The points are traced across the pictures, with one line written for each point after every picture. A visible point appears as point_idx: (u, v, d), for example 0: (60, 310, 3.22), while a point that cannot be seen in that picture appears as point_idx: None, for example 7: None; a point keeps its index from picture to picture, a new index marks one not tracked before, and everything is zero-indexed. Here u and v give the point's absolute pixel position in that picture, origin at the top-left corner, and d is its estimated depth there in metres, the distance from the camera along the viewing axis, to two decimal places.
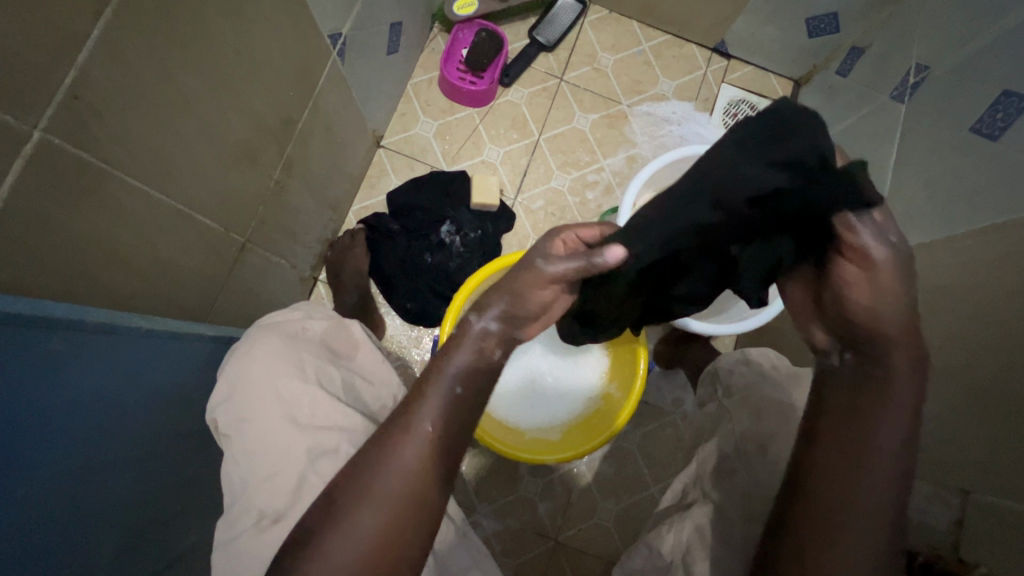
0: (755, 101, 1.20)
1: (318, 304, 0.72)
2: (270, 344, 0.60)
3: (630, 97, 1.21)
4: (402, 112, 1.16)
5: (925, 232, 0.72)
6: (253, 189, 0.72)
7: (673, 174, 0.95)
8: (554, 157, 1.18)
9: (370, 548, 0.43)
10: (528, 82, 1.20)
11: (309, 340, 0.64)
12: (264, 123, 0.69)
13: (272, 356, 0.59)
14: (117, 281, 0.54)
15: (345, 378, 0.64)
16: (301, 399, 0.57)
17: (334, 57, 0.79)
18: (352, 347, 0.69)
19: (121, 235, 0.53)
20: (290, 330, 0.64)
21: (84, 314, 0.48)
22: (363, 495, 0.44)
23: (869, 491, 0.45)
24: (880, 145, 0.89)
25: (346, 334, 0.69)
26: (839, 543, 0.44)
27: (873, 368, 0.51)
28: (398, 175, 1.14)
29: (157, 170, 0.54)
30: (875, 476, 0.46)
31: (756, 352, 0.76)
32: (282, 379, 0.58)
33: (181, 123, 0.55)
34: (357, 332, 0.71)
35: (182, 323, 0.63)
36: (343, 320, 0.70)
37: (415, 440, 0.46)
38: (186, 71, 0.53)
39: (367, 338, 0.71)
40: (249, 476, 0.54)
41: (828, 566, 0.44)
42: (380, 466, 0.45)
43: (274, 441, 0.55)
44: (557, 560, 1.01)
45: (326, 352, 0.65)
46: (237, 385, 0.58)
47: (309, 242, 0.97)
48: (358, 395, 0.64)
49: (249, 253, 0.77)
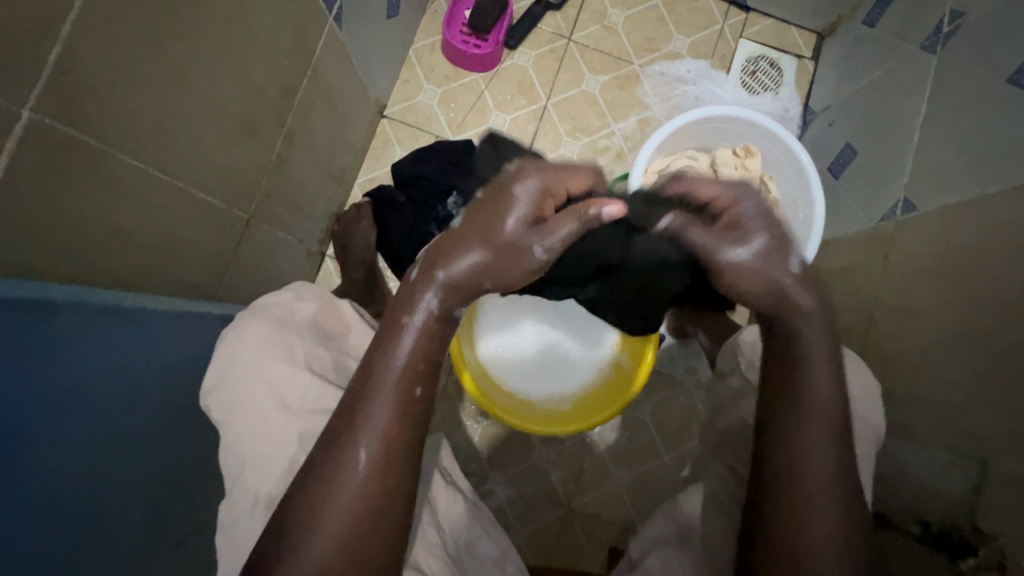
0: (774, 57, 1.15)
1: (309, 282, 0.69)
2: (258, 329, 0.59)
3: (643, 57, 1.16)
4: (404, 79, 1.12)
5: (956, 191, 0.68)
6: (254, 164, 0.70)
7: (686, 138, 0.91)
8: (562, 122, 1.14)
9: (345, 530, 0.45)
10: (535, 44, 1.15)
11: (299, 325, 0.63)
12: (260, 93, 0.66)
13: (260, 342, 0.58)
14: (120, 259, 0.54)
15: (336, 360, 0.63)
16: (291, 385, 0.58)
17: (330, 23, 0.76)
18: (343, 328, 0.67)
19: (124, 214, 0.52)
20: (279, 314, 0.62)
21: (88, 296, 0.48)
22: (333, 482, 0.46)
23: (819, 435, 0.51)
24: (907, 99, 0.84)
25: (336, 315, 0.67)
26: (809, 494, 0.49)
27: (789, 321, 0.56)
28: (403, 146, 1.11)
29: (153, 142, 0.53)
30: (819, 423, 0.51)
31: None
32: (270, 363, 0.58)
33: (178, 98, 0.54)
34: (348, 311, 0.69)
35: (188, 304, 0.64)
36: (331, 300, 0.68)
37: (367, 439, 0.47)
38: (179, 44, 0.51)
39: (358, 317, 0.69)
40: (244, 457, 0.55)
41: (811, 515, 0.48)
42: (342, 463, 0.47)
43: (265, 425, 0.56)
44: (569, 525, 1.03)
45: (315, 333, 0.63)
46: (227, 369, 0.58)
47: (314, 216, 0.96)
48: (352, 375, 0.64)
49: (253, 229, 0.76)
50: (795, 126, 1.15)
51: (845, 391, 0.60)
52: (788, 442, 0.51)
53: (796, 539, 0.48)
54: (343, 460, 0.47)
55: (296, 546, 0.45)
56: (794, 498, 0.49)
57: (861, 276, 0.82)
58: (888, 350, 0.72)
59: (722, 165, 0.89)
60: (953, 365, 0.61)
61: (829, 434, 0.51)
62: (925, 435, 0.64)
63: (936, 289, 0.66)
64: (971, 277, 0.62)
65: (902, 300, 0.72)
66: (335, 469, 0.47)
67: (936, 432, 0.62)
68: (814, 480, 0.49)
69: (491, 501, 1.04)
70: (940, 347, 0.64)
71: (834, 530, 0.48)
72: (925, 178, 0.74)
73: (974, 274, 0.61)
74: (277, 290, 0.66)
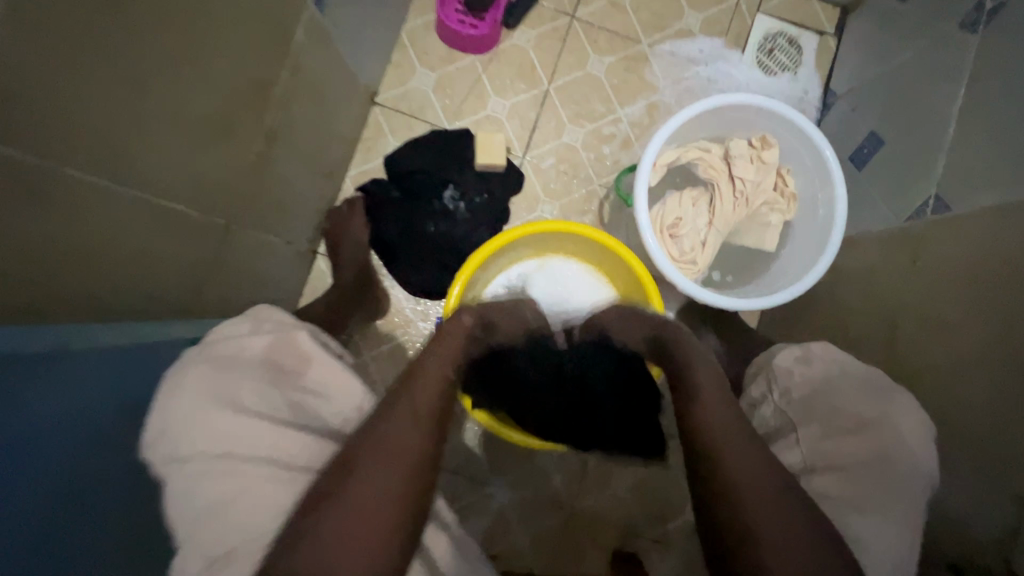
0: (793, 34, 1.08)
1: (270, 308, 0.62)
2: (196, 374, 0.51)
3: (652, 35, 1.08)
4: (397, 63, 1.05)
5: (999, 191, 0.62)
6: (230, 167, 0.65)
7: (698, 128, 0.84)
8: (566, 107, 1.07)
9: (384, 495, 0.48)
10: (536, 22, 1.08)
11: (249, 363, 0.55)
12: (233, 91, 0.60)
13: (201, 387, 0.50)
14: (73, 282, 0.49)
15: (292, 400, 0.55)
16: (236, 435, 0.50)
17: (310, 7, 0.69)
18: (303, 361, 0.59)
19: (77, 234, 0.48)
20: (224, 355, 0.54)
21: (24, 339, 0.45)
22: (378, 448, 0.51)
23: (715, 410, 0.59)
24: (941, 84, 0.76)
25: (293, 347, 0.58)
26: (723, 452, 0.55)
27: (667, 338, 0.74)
28: (396, 136, 1.04)
29: (109, 154, 0.48)
30: (711, 399, 0.61)
31: (820, 350, 0.66)
32: (212, 412, 0.50)
33: (135, 103, 0.48)
34: (307, 342, 0.59)
35: (144, 332, 0.60)
36: (286, 332, 0.59)
37: (407, 410, 0.55)
38: (131, 43, 0.45)
39: (318, 348, 0.60)
40: (196, 518, 0.47)
41: (729, 463, 0.54)
42: (387, 431, 0.52)
43: (214, 482, 0.47)
44: (572, 529, 1.01)
45: (266, 373, 0.55)
46: (162, 422, 0.49)
47: (302, 215, 0.90)
48: (312, 415, 0.56)
49: (234, 236, 0.71)
50: (814, 110, 1.08)
51: (894, 433, 0.55)
52: (689, 413, 0.61)
53: (735, 489, 0.52)
54: (387, 428, 0.52)
55: (322, 520, 0.46)
56: (713, 462, 0.55)
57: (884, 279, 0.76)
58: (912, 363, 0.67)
59: (736, 158, 0.83)
60: (987, 387, 0.57)
61: (722, 403, 0.60)
62: (953, 457, 0.59)
63: (970, 300, 0.61)
64: (1011, 288, 0.56)
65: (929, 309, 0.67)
66: (380, 436, 0.52)
67: (968, 457, 0.57)
68: (715, 432, 0.57)
69: (493, 506, 1.01)
70: (974, 366, 0.59)
71: (749, 463, 0.53)
72: (963, 175, 0.68)
73: (1014, 286, 0.56)
74: (227, 322, 0.58)
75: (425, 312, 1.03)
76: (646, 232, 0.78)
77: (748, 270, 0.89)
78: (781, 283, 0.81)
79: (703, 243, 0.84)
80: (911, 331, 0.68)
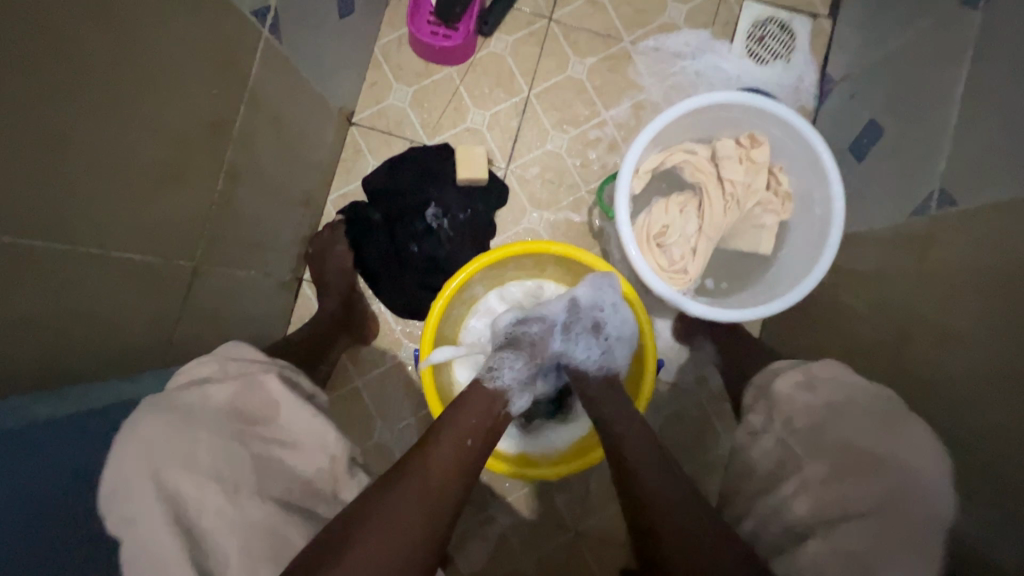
0: (783, 19, 1.03)
1: (241, 346, 0.62)
2: (153, 426, 0.48)
3: (634, 32, 1.04)
4: (372, 81, 1.03)
5: (1010, 184, 0.56)
6: (190, 209, 0.63)
7: (682, 130, 0.80)
8: (548, 114, 1.03)
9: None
10: (512, 28, 1.04)
11: (210, 410, 0.52)
12: (185, 134, 0.58)
13: (155, 441, 0.47)
14: (23, 350, 0.48)
15: (259, 455, 0.51)
16: (185, 490, 0.46)
17: (265, 37, 0.67)
18: (270, 406, 0.56)
19: (18, 303, 0.45)
20: (190, 400, 0.52)
21: None
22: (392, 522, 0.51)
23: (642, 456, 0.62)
24: (940, 68, 0.71)
25: (259, 395, 0.55)
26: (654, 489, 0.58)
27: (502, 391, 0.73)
28: (375, 156, 1.02)
29: (46, 219, 0.46)
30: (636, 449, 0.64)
31: (820, 370, 0.61)
32: (166, 466, 0.46)
33: (75, 162, 0.46)
34: (275, 388, 0.57)
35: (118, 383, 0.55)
36: (253, 376, 0.57)
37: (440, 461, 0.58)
38: (55, 98, 0.43)
39: (288, 394, 0.57)
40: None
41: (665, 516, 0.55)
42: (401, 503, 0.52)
43: (160, 555, 0.43)
44: (577, 551, 0.98)
45: (229, 420, 0.52)
46: (115, 479, 0.46)
47: (281, 245, 0.89)
48: (282, 469, 0.53)
49: (204, 275, 0.70)
50: (811, 99, 1.02)
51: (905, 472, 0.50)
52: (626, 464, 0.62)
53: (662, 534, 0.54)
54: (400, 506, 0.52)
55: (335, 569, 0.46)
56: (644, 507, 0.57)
57: (890, 280, 0.71)
58: (924, 377, 0.62)
59: (724, 159, 0.79)
60: (1000, 404, 0.52)
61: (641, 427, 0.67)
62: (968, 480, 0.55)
63: (983, 304, 0.56)
64: None
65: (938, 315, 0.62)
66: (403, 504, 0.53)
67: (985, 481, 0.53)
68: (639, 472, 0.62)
69: (493, 529, 0.99)
70: (989, 379, 0.54)
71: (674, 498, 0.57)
72: (971, 165, 0.62)
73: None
74: (192, 364, 0.57)
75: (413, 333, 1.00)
76: (630, 245, 0.73)
77: (747, 278, 0.84)
78: (778, 289, 0.77)
79: (693, 250, 0.80)
80: (923, 339, 0.63)
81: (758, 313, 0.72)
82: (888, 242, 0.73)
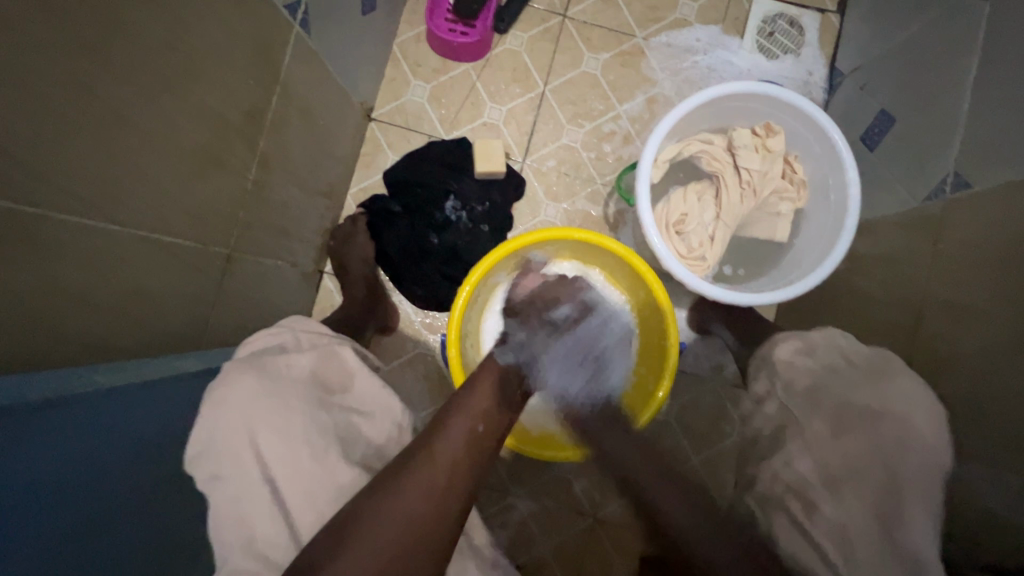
0: (793, 15, 1.05)
1: (304, 322, 0.72)
2: (245, 387, 0.57)
3: (646, 28, 1.06)
4: (390, 77, 1.05)
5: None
6: (226, 195, 0.65)
7: (699, 118, 0.82)
8: (563, 108, 1.06)
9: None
10: (527, 25, 1.06)
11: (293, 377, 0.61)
12: (221, 119, 0.60)
13: (251, 403, 0.56)
14: (77, 325, 0.49)
15: (340, 419, 0.61)
16: (277, 456, 0.55)
17: (296, 30, 0.69)
18: (346, 376, 0.66)
19: (69, 275, 0.47)
20: (277, 366, 0.61)
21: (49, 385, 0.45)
22: (373, 524, 0.50)
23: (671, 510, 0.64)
24: (952, 57, 0.73)
25: (336, 364, 0.66)
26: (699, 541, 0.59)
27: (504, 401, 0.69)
28: (395, 150, 1.04)
29: (98, 198, 0.47)
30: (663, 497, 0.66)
31: (823, 340, 0.69)
32: (260, 428, 0.55)
33: (127, 144, 0.48)
34: (348, 358, 0.68)
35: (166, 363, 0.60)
36: (332, 349, 0.67)
37: (436, 465, 0.55)
38: (111, 80, 0.44)
39: (362, 366, 0.68)
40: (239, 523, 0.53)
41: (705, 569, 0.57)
42: (384, 505, 0.51)
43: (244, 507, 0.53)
44: (596, 536, 0.99)
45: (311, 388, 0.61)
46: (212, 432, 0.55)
47: (305, 236, 0.91)
48: (357, 433, 0.62)
49: (237, 262, 0.72)
50: (821, 92, 1.04)
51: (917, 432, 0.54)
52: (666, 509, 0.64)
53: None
54: (379, 511, 0.50)
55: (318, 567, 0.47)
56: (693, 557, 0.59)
57: (904, 263, 0.73)
58: (940, 355, 0.64)
59: (740, 148, 0.81)
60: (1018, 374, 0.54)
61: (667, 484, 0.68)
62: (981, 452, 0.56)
63: (997, 281, 0.58)
64: None
65: (953, 294, 0.63)
66: (382, 510, 0.50)
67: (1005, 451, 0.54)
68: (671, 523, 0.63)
69: (513, 516, 1.00)
70: (1003, 353, 0.56)
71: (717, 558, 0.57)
72: (985, 149, 0.64)
73: None
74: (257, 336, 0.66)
75: (434, 324, 1.02)
76: (652, 231, 0.75)
77: (763, 266, 0.85)
78: (796, 273, 0.78)
79: (711, 238, 0.81)
80: (938, 320, 0.65)
81: (779, 296, 0.74)
82: (904, 229, 0.75)
